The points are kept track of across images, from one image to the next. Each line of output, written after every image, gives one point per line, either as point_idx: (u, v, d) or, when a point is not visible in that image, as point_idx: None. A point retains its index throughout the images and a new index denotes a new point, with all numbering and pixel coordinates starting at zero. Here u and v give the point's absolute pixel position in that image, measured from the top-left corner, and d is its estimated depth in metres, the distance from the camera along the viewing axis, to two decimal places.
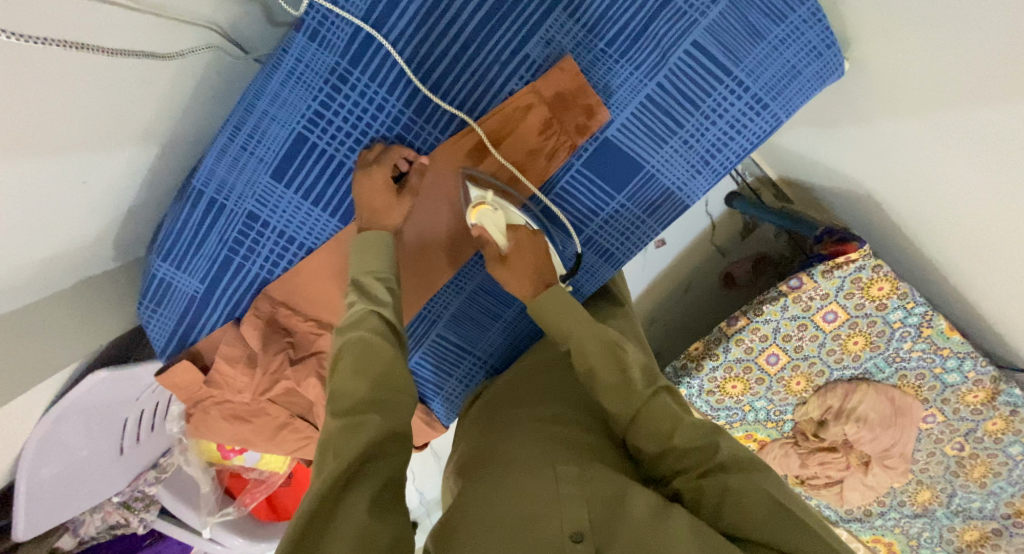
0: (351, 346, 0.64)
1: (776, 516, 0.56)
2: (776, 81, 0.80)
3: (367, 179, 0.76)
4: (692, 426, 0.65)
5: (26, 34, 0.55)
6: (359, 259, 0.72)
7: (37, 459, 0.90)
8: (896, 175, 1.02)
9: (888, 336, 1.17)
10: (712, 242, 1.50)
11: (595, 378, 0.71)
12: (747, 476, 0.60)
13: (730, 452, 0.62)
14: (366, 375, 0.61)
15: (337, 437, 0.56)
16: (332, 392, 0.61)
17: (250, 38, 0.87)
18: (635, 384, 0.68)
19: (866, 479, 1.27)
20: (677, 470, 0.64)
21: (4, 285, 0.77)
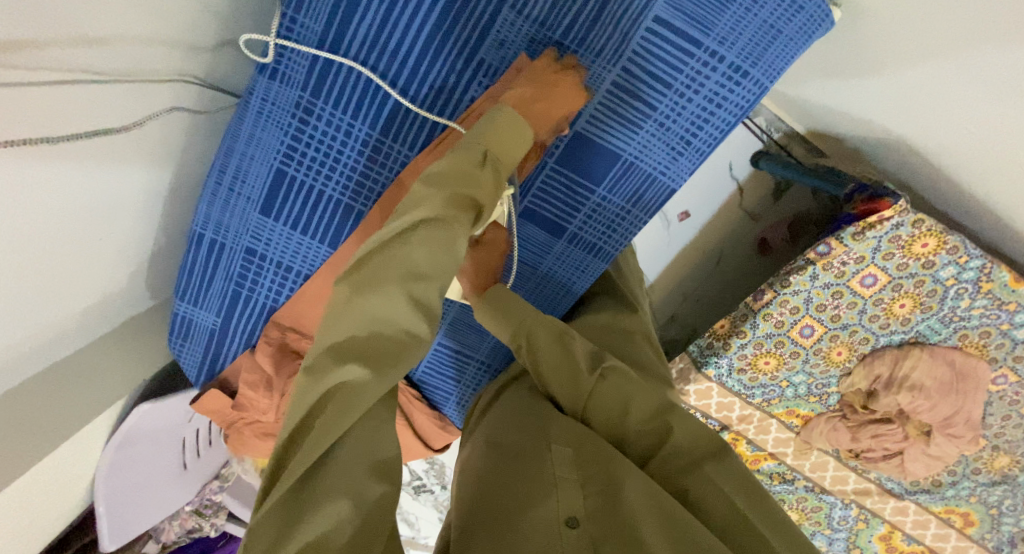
0: (445, 228, 0.56)
1: (732, 517, 0.67)
2: (753, 45, 0.73)
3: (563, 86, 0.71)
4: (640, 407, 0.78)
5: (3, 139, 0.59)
6: (502, 135, 0.63)
7: (109, 483, 1.01)
8: (938, 116, 0.91)
9: (941, 295, 1.07)
10: (741, 207, 1.42)
11: (564, 371, 0.81)
12: (702, 467, 0.72)
13: (682, 433, 0.76)
14: (443, 274, 0.56)
15: (389, 337, 0.52)
16: (406, 264, 0.54)
17: (228, 79, 0.91)
18: (583, 374, 0.80)
19: (929, 449, 1.16)
20: (639, 447, 0.78)
21: (47, 339, 0.85)
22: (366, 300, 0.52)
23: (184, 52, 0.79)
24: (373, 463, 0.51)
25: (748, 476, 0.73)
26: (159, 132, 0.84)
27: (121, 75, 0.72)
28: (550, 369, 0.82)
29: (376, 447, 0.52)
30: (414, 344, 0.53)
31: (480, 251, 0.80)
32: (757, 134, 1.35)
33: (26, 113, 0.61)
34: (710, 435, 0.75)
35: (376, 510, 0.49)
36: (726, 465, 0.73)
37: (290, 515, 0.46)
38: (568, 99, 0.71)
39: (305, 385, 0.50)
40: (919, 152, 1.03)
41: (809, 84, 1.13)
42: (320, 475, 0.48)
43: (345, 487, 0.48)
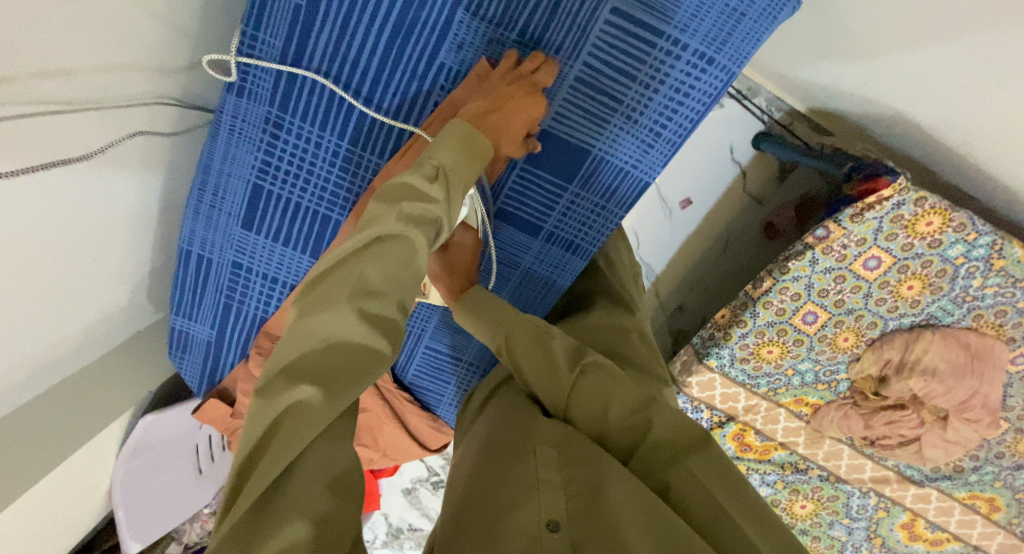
0: (399, 243, 0.59)
1: (722, 523, 0.58)
2: (717, 31, 0.71)
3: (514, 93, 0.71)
4: (623, 403, 0.69)
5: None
6: (451, 148, 0.66)
7: (125, 490, 1.07)
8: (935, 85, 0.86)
9: (951, 275, 1.02)
10: (745, 191, 1.38)
11: (536, 367, 0.74)
12: (689, 468, 0.63)
13: (669, 429, 0.66)
14: (399, 288, 0.58)
15: (346, 352, 0.53)
16: (360, 279, 0.56)
17: (206, 98, 0.93)
18: (560, 371, 0.72)
19: (946, 434, 1.11)
20: (624, 448, 0.68)
21: (52, 357, 0.90)
22: (320, 317, 0.53)
23: (156, 75, 0.81)
24: (333, 480, 0.50)
25: (743, 479, 0.63)
26: (140, 153, 0.87)
27: (93, 103, 0.74)
28: (527, 367, 0.74)
29: (337, 465, 0.51)
30: (369, 358, 0.54)
31: (449, 255, 0.81)
32: (757, 114, 1.30)
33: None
34: (699, 432, 0.66)
35: (333, 526, 0.47)
36: (716, 465, 0.63)
37: (241, 536, 0.44)
38: (517, 117, 0.71)
39: (260, 407, 0.50)
40: (920, 125, 0.98)
41: (803, 60, 1.08)
42: (275, 495, 0.47)
43: (301, 504, 0.46)
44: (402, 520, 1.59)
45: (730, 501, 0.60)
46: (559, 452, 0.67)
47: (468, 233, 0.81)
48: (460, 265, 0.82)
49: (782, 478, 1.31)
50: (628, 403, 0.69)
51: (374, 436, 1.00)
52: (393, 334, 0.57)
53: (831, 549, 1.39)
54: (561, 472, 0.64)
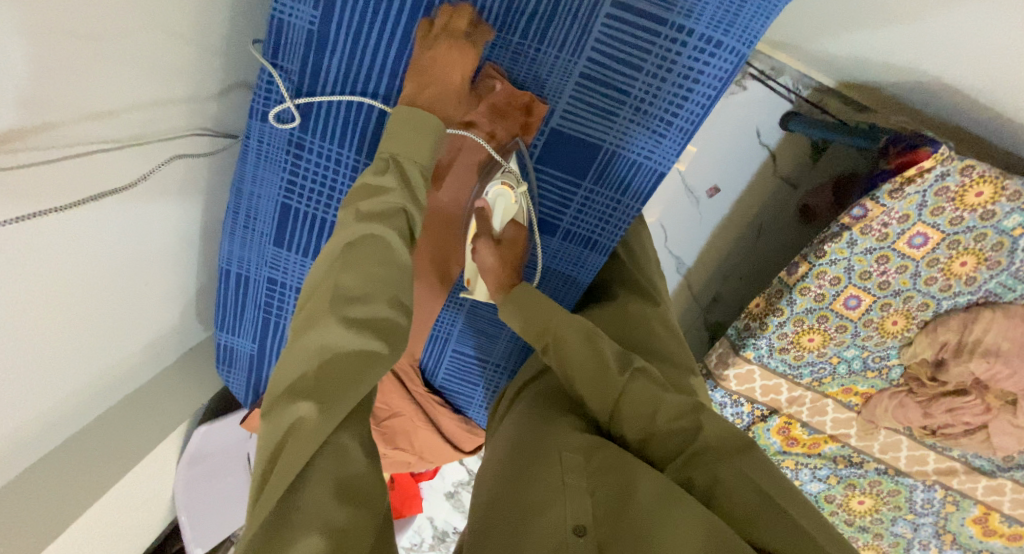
0: (369, 244, 0.61)
1: (769, 516, 0.55)
2: (723, 12, 0.69)
3: (447, 51, 0.69)
4: (672, 407, 0.65)
5: (39, 211, 0.70)
6: (403, 140, 0.67)
7: (189, 495, 1.15)
8: (975, 43, 0.80)
9: (1010, 248, 0.95)
10: (776, 174, 1.33)
11: (576, 364, 0.70)
12: (736, 465, 0.59)
13: (717, 435, 0.63)
14: (379, 286, 0.60)
15: (342, 360, 0.55)
16: (337, 286, 0.58)
17: (234, 123, 0.98)
18: (611, 369, 0.68)
19: (1017, 420, 1.03)
20: (670, 453, 0.64)
21: (115, 376, 0.97)
22: (310, 333, 0.56)
23: (189, 106, 0.87)
24: (341, 487, 0.51)
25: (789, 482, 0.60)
26: (179, 179, 0.92)
27: (132, 139, 0.79)
28: (573, 363, 0.70)
29: (344, 469, 0.52)
30: (364, 361, 0.56)
31: (502, 248, 0.78)
32: (784, 94, 1.25)
33: (52, 186, 0.71)
34: (746, 436, 0.63)
35: (351, 538, 0.49)
36: (766, 469, 0.60)
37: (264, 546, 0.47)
38: (453, 75, 0.70)
39: (266, 431, 0.53)
40: (960, 91, 0.91)
41: (826, 33, 1.04)
42: (294, 505, 0.49)
43: (315, 516, 0.48)
44: (449, 523, 1.61)
45: (779, 495, 0.57)
46: (584, 459, 0.65)
47: (518, 226, 0.80)
48: (513, 258, 0.78)
49: (835, 473, 1.27)
50: (677, 405, 0.66)
51: (410, 440, 1.01)
52: (386, 331, 0.59)
53: (896, 547, 1.33)
54: (588, 478, 0.62)
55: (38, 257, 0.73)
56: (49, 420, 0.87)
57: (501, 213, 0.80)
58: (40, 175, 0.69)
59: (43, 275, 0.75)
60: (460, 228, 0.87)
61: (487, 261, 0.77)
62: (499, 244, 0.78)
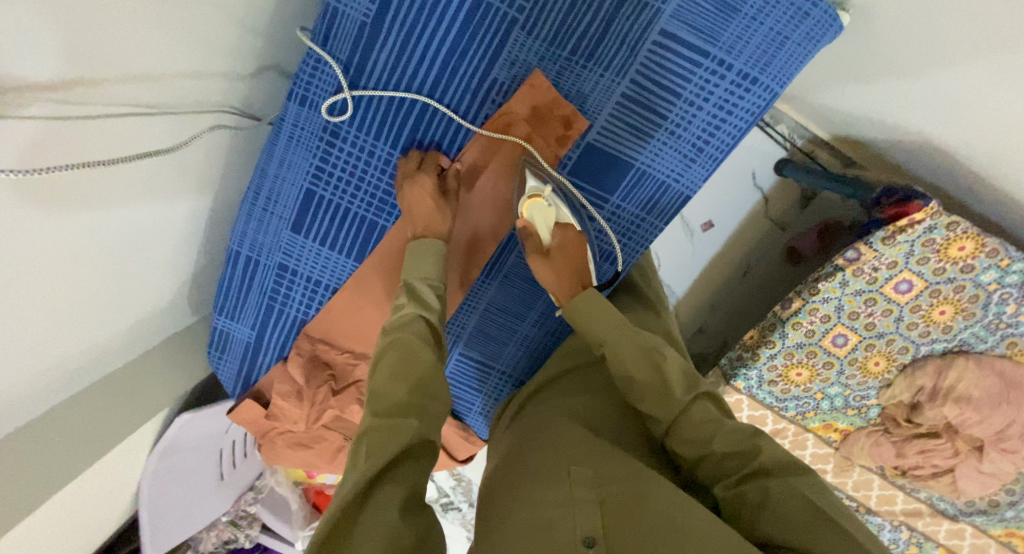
0: (393, 351, 0.72)
1: (817, 526, 0.57)
2: (761, 51, 0.74)
3: (415, 186, 0.80)
4: (731, 432, 0.67)
5: (42, 167, 0.65)
6: (414, 264, 0.80)
7: (155, 490, 1.07)
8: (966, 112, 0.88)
9: (985, 301, 1.02)
10: (767, 216, 1.40)
11: (634, 383, 0.73)
12: (789, 481, 0.61)
13: (775, 458, 0.64)
14: (406, 383, 0.69)
15: (378, 435, 0.63)
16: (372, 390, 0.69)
17: (261, 106, 0.97)
18: (673, 391, 0.71)
19: (982, 465, 1.10)
20: (723, 472, 0.66)
21: (102, 352, 0.92)
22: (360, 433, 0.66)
23: (223, 82, 0.85)
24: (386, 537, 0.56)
25: (840, 502, 0.62)
26: (201, 155, 0.90)
27: (167, 107, 0.78)
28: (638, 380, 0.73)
29: (384, 520, 0.57)
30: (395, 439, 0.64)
31: (555, 258, 0.79)
32: (780, 141, 1.32)
33: (76, 143, 0.68)
34: (802, 461, 0.65)
35: None
36: (815, 487, 0.62)
37: None
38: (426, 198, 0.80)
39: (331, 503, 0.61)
40: (947, 152, 1.00)
41: (831, 88, 1.11)
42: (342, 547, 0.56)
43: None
44: None
45: (830, 508, 0.59)
46: (594, 472, 0.69)
47: (562, 228, 0.79)
48: (568, 266, 0.79)
49: None
50: (734, 429, 0.68)
51: None
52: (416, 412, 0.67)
53: None
54: (596, 490, 0.66)
55: (54, 214, 0.70)
56: (29, 390, 0.81)
57: (542, 223, 0.80)
58: (64, 131, 0.66)
59: (47, 236, 0.71)
60: (495, 232, 0.89)
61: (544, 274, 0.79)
62: (550, 255, 0.79)
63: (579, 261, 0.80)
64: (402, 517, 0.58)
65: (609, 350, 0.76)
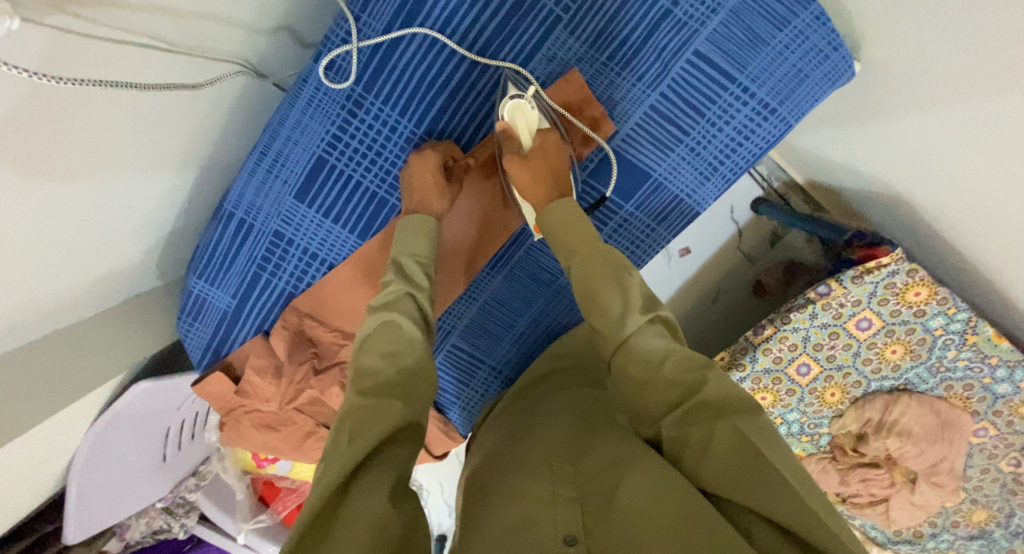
0: (381, 329, 0.71)
1: (755, 476, 0.55)
2: (783, 85, 0.80)
3: (418, 159, 0.81)
4: (680, 360, 0.66)
5: (53, 75, 0.59)
6: (403, 239, 0.79)
7: (87, 465, 0.96)
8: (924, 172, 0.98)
9: (930, 344, 1.11)
10: (739, 249, 1.48)
11: (593, 304, 0.72)
12: (731, 419, 0.60)
13: (719, 392, 0.62)
14: (393, 362, 0.68)
15: (363, 416, 0.61)
16: (356, 366, 0.67)
17: (273, 67, 0.93)
18: (629, 313, 0.69)
19: (914, 497, 1.21)
20: (667, 401, 0.64)
21: (59, 305, 0.83)
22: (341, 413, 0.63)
23: (243, 33, 0.81)
24: (374, 531, 0.52)
25: (783, 442, 0.60)
26: (208, 107, 0.84)
27: (185, 47, 0.73)
28: (600, 308, 0.71)
29: (368, 512, 0.53)
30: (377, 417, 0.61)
31: (531, 160, 0.77)
32: (758, 181, 1.42)
33: (83, 65, 0.62)
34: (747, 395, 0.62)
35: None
36: (760, 426, 0.60)
37: None
38: (425, 177, 0.80)
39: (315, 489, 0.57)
40: (907, 210, 1.09)
41: (815, 137, 1.20)
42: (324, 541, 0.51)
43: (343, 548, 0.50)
44: None
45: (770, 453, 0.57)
46: (575, 468, 0.66)
47: (543, 134, 0.78)
48: (544, 168, 0.77)
49: None
50: (684, 360, 0.66)
51: None
52: (402, 392, 0.64)
53: None
54: (577, 487, 0.63)
55: (46, 137, 0.64)
56: None
57: (524, 127, 0.78)
58: (74, 49, 0.60)
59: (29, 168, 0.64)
60: (494, 213, 0.89)
61: (520, 176, 0.77)
62: (528, 157, 0.77)
63: (555, 166, 0.78)
64: (392, 511, 0.54)
65: (578, 264, 0.73)
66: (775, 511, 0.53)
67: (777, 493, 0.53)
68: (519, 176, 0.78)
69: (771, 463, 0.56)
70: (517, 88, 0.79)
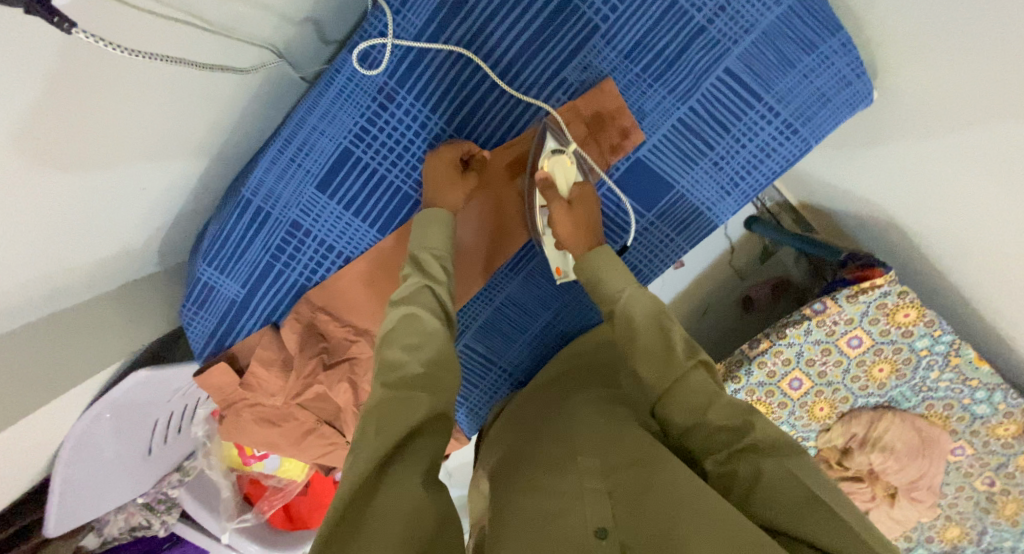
0: (402, 321, 0.66)
1: (808, 511, 0.56)
2: (806, 107, 0.83)
3: (434, 161, 0.81)
4: (727, 406, 0.66)
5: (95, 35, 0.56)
6: (420, 235, 0.77)
7: (72, 458, 0.91)
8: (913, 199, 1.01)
9: (915, 364, 1.15)
10: (731, 263, 1.53)
11: (635, 344, 0.72)
12: (782, 461, 0.61)
13: (769, 436, 0.63)
14: (418, 354, 0.63)
15: (387, 407, 0.58)
16: (381, 360, 0.63)
17: (301, 57, 0.91)
18: (676, 355, 0.69)
19: (893, 512, 1.25)
20: (716, 445, 0.65)
21: (62, 286, 0.79)
22: (368, 404, 0.60)
23: (278, 19, 0.80)
24: (407, 524, 0.51)
25: (832, 483, 0.61)
26: (231, 93, 0.82)
27: (221, 27, 0.71)
28: (641, 346, 0.71)
29: (403, 503, 0.52)
30: (406, 407, 0.58)
31: (575, 208, 0.80)
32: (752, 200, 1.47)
33: (119, 35, 0.60)
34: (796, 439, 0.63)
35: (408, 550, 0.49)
36: (811, 469, 0.61)
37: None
38: (439, 177, 0.80)
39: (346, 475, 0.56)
40: (895, 231, 1.13)
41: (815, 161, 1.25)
42: (357, 532, 0.50)
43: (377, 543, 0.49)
44: None
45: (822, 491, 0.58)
46: (602, 460, 0.65)
47: (581, 186, 0.81)
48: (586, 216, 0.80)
49: None
50: (732, 405, 0.66)
51: None
52: (429, 384, 0.61)
53: None
54: (605, 478, 0.62)
55: (71, 112, 0.61)
56: None
57: (563, 175, 0.81)
58: (114, 19, 0.58)
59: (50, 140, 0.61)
60: (509, 221, 0.89)
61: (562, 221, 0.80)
62: (571, 204, 0.80)
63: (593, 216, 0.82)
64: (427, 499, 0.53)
65: (620, 310, 0.75)
66: (827, 544, 0.53)
67: (831, 527, 0.54)
68: (562, 223, 0.80)
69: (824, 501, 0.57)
70: (557, 141, 0.82)
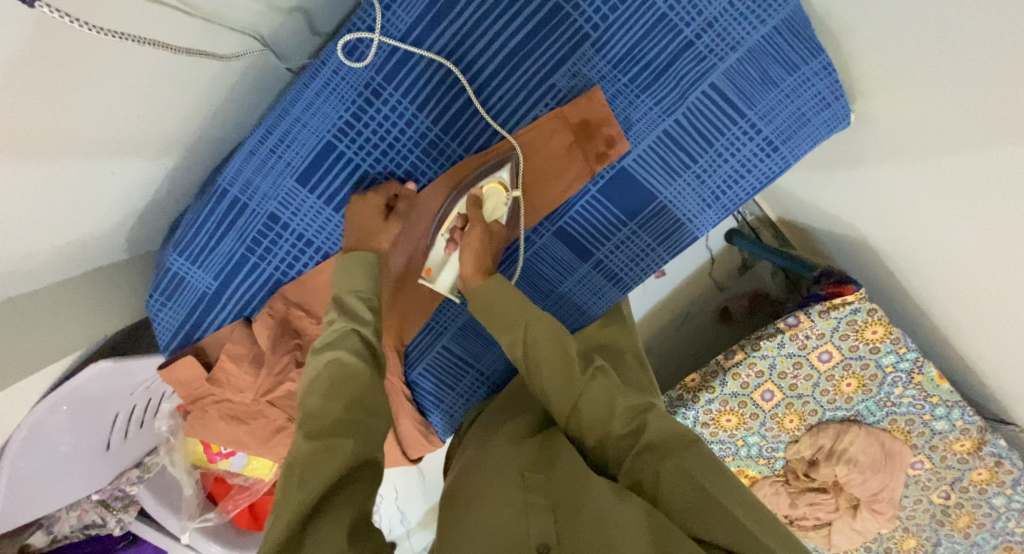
0: (327, 371, 0.65)
1: (702, 509, 0.58)
2: (787, 125, 0.84)
3: (361, 204, 0.80)
4: (624, 410, 0.69)
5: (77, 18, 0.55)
6: (343, 276, 0.74)
7: (23, 451, 0.87)
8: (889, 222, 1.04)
9: (880, 380, 1.18)
10: (710, 275, 1.53)
11: (535, 360, 0.74)
12: (678, 459, 0.63)
13: (662, 431, 0.66)
14: (341, 401, 0.63)
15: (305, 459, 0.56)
16: (302, 413, 0.62)
17: (284, 46, 0.89)
18: (575, 371, 0.72)
19: (854, 523, 1.28)
20: (622, 452, 0.67)
21: (20, 272, 0.76)
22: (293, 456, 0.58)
23: (262, 7, 0.77)
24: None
25: (728, 470, 0.63)
26: (210, 81, 0.79)
27: (202, 12, 0.69)
28: (545, 361, 0.73)
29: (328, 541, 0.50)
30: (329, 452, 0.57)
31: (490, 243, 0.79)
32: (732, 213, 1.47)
33: (95, 17, 0.57)
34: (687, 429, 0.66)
35: None
36: (705, 459, 0.63)
37: None
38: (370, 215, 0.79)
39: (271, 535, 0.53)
40: (868, 252, 1.15)
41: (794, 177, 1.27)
42: None
43: None
44: None
45: (715, 486, 0.60)
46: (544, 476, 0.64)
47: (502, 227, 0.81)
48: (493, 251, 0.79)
49: None
50: (628, 408, 0.69)
51: None
52: (357, 431, 0.61)
53: None
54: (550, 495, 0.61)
55: (34, 95, 0.58)
56: None
57: (491, 206, 0.81)
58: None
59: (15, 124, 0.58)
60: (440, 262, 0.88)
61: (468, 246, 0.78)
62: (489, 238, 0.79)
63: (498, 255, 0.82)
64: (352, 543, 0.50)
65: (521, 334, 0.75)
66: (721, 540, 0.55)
67: (724, 522, 0.56)
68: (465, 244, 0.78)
69: (715, 494, 0.59)
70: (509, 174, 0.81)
